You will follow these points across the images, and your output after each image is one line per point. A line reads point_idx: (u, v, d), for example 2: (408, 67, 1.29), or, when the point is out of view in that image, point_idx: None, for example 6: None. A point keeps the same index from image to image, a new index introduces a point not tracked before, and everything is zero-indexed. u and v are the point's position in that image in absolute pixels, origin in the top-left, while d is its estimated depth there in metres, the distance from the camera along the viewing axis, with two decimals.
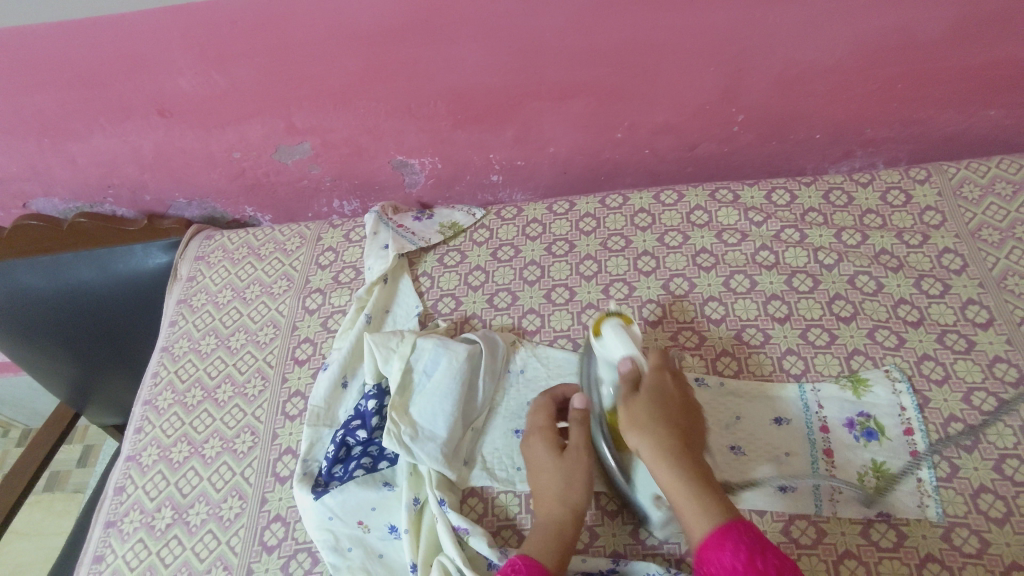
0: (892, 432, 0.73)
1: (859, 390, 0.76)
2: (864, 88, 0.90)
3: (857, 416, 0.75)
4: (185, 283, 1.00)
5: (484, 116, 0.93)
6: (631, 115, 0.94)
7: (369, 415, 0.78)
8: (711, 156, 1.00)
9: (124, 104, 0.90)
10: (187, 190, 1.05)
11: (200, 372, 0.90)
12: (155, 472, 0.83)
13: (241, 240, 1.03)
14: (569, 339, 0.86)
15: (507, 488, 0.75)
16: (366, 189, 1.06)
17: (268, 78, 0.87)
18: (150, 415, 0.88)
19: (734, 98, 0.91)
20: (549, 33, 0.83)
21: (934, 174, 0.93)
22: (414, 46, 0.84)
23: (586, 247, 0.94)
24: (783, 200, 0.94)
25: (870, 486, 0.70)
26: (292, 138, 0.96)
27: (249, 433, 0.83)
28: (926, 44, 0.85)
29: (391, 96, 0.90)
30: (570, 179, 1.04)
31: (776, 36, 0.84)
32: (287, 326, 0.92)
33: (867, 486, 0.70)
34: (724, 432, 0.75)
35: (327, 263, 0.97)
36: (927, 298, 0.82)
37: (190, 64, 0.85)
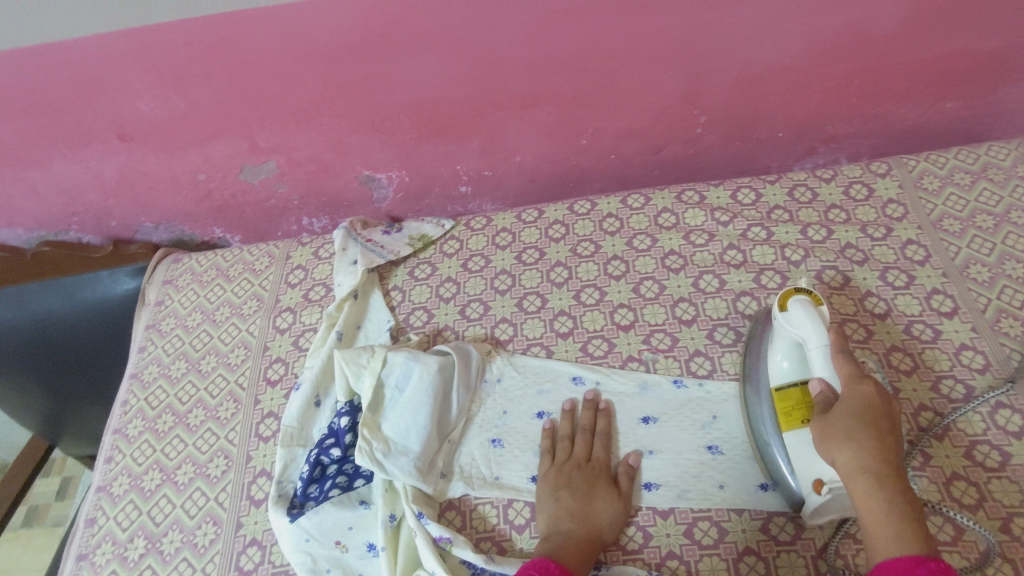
0: None
1: None
2: (822, 86, 0.92)
3: None
4: (153, 309, 0.99)
5: (449, 128, 0.93)
6: (595, 121, 0.94)
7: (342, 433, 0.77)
8: (676, 159, 1.01)
9: (84, 129, 0.89)
10: (153, 214, 1.04)
11: (170, 397, 0.89)
12: (127, 501, 0.81)
13: (210, 262, 1.02)
14: (542, 347, 0.86)
15: (485, 499, 0.74)
16: (335, 206, 1.05)
17: (229, 98, 0.87)
18: (120, 444, 0.87)
19: (695, 100, 0.92)
20: (507, 44, 0.83)
21: (894, 167, 0.95)
22: (373, 61, 0.84)
23: (556, 254, 0.94)
24: (748, 199, 0.95)
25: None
26: (257, 157, 0.95)
27: (222, 456, 0.82)
28: (879, 39, 0.87)
29: (354, 111, 0.90)
30: (539, 187, 1.04)
31: (731, 38, 0.85)
32: (258, 347, 0.91)
33: None
34: (703, 432, 0.75)
35: (296, 281, 0.96)
36: (893, 290, 0.83)
37: (149, 87, 0.84)
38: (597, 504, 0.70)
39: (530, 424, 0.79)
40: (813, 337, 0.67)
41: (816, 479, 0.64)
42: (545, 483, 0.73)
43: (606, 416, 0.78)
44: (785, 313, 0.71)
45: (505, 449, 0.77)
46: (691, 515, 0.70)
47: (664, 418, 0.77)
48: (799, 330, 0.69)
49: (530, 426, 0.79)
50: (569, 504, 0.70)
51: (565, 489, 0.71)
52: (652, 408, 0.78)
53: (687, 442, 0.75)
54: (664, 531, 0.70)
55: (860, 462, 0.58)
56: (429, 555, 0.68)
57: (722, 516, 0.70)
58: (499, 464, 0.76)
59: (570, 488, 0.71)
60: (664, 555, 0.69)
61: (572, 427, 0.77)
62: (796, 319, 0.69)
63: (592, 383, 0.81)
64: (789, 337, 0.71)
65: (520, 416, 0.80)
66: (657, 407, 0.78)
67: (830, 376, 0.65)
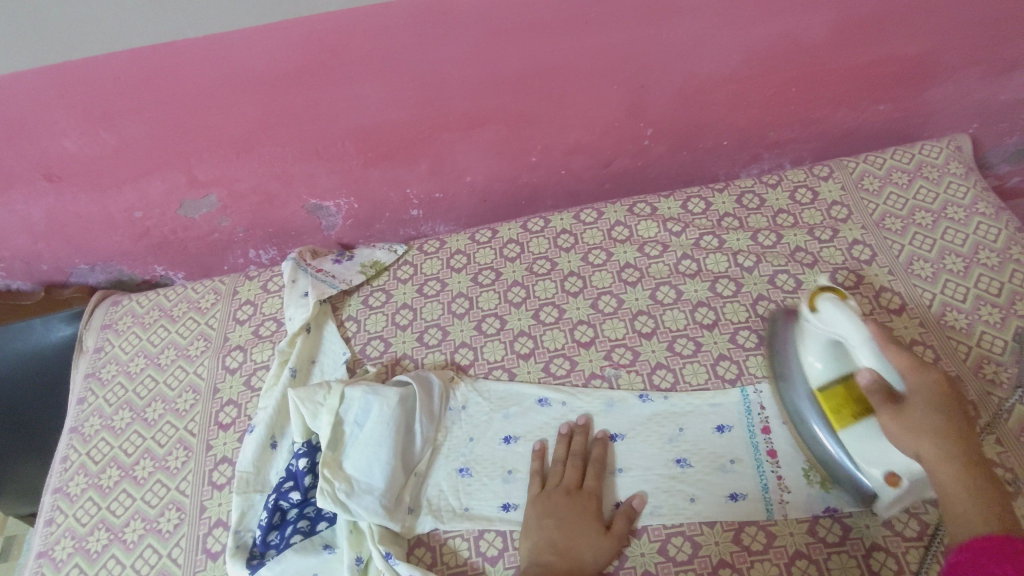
0: None
1: None
2: (763, 94, 0.93)
3: None
4: (92, 355, 0.94)
5: (396, 152, 0.92)
6: (543, 138, 0.94)
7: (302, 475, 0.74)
8: (626, 172, 1.02)
9: (5, 171, 0.84)
10: (88, 255, 0.99)
11: (115, 450, 0.84)
12: (71, 566, 0.76)
13: (151, 302, 0.97)
14: (504, 370, 0.84)
15: (455, 532, 0.72)
16: (282, 236, 1.02)
17: (162, 132, 0.83)
18: (62, 504, 0.81)
19: (641, 113, 0.93)
20: (450, 66, 0.82)
21: (836, 170, 0.97)
22: (313, 88, 0.81)
23: (512, 273, 0.93)
24: (699, 208, 0.96)
25: (816, 481, 0.71)
26: (196, 191, 0.92)
27: (174, 509, 0.78)
28: (814, 47, 0.89)
29: (296, 139, 0.87)
30: (491, 206, 1.03)
31: (672, 51, 0.86)
32: (207, 389, 0.87)
33: (814, 482, 0.71)
34: (672, 445, 0.75)
35: (245, 318, 0.92)
36: (843, 290, 0.85)
37: (74, 124, 0.80)
38: (580, 530, 0.68)
39: (496, 450, 0.77)
40: (850, 334, 0.62)
41: (888, 469, 0.63)
42: (529, 509, 0.71)
43: (603, 446, 0.75)
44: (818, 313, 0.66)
45: (473, 478, 0.75)
46: (664, 532, 0.70)
47: (631, 435, 0.76)
48: (835, 331, 0.64)
49: (497, 452, 0.77)
50: (548, 532, 0.68)
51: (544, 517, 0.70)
52: (618, 425, 0.77)
53: (656, 457, 0.74)
54: (638, 550, 0.69)
55: (941, 459, 0.55)
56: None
57: (695, 530, 0.69)
58: (467, 494, 0.74)
59: (548, 515, 0.69)
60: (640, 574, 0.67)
61: (564, 451, 0.75)
62: (829, 318, 0.64)
63: (557, 404, 0.80)
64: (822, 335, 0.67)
65: (486, 443, 0.78)
66: (624, 423, 0.77)
67: (880, 366, 0.60)
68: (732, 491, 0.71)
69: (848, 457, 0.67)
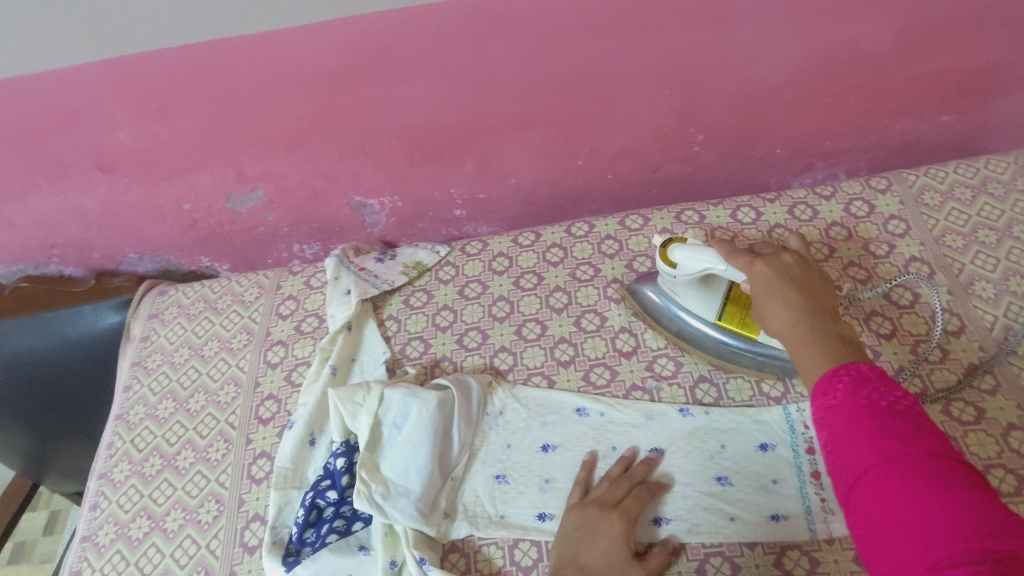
0: None
1: None
2: (820, 102, 0.90)
3: None
4: (139, 344, 0.95)
5: (442, 152, 0.91)
6: (591, 142, 0.92)
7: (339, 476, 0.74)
8: (674, 178, 0.99)
9: (62, 161, 0.86)
10: (137, 245, 1.00)
11: (158, 439, 0.86)
12: (113, 552, 0.78)
13: (197, 294, 0.98)
14: (544, 376, 0.83)
15: (489, 540, 0.71)
16: (325, 232, 1.02)
17: (213, 127, 0.84)
18: (106, 489, 0.83)
19: (692, 119, 0.90)
20: (501, 67, 0.81)
21: (894, 182, 0.93)
22: (362, 87, 0.81)
23: (554, 278, 0.91)
24: (749, 218, 0.93)
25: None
26: (244, 185, 0.92)
27: (213, 501, 0.79)
28: (878, 55, 0.85)
29: (343, 137, 0.87)
30: (535, 209, 1.02)
31: (728, 56, 0.83)
32: (248, 383, 0.87)
33: None
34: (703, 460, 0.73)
35: (288, 313, 0.93)
36: (898, 309, 0.81)
37: (129, 117, 0.81)
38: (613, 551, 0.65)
39: (533, 458, 0.76)
40: (712, 264, 0.73)
41: None
42: (569, 519, 0.69)
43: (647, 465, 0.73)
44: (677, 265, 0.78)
45: (510, 485, 0.74)
46: (702, 551, 0.68)
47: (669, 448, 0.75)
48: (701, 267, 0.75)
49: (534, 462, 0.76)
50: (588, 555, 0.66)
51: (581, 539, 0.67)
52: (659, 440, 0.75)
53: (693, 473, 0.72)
54: (676, 569, 0.67)
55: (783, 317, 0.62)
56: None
57: (735, 551, 0.68)
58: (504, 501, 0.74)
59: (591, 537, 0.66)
60: None
61: (620, 469, 0.72)
62: (688, 263, 0.76)
63: (597, 414, 0.78)
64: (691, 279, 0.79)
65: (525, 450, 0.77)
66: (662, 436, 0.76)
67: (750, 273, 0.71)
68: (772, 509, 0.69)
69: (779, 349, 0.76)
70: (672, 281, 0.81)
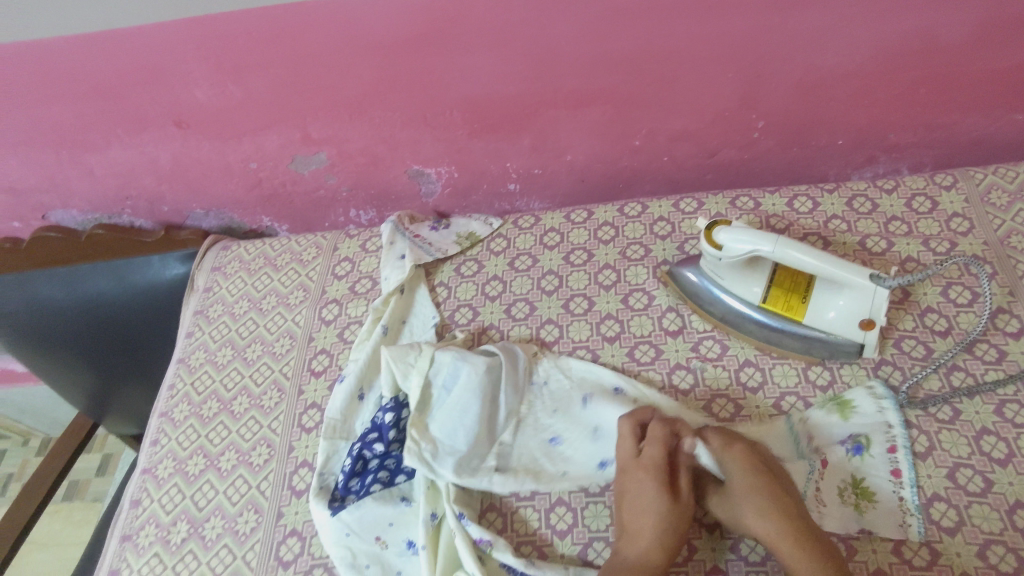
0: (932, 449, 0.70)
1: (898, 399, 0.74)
2: (888, 93, 0.89)
3: None
4: (202, 294, 1.00)
5: (501, 124, 0.92)
6: (649, 122, 0.92)
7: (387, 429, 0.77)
8: (731, 163, 0.99)
9: (142, 115, 0.90)
10: (204, 200, 1.05)
11: (216, 384, 0.90)
12: (171, 485, 0.82)
13: (258, 250, 1.02)
14: (588, 350, 0.84)
15: (526, 502, 0.73)
16: (382, 198, 1.05)
17: (284, 89, 0.87)
18: (166, 427, 0.88)
19: (753, 104, 0.90)
20: (566, 41, 0.82)
21: (960, 180, 0.91)
22: (429, 56, 0.83)
23: (604, 256, 0.92)
24: (805, 207, 0.92)
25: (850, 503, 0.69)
26: (308, 148, 0.96)
27: (265, 445, 0.83)
28: (953, 47, 0.83)
29: (407, 105, 0.90)
30: (588, 187, 1.03)
31: (796, 41, 0.82)
32: (303, 337, 0.91)
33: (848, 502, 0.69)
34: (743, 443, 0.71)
35: (343, 274, 0.96)
36: (954, 307, 0.80)
37: (207, 75, 0.85)
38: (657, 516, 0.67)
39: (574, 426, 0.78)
40: (762, 246, 0.75)
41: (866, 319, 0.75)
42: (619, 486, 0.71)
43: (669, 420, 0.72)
44: (722, 248, 0.79)
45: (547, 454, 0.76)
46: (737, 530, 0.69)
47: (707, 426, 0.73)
48: (748, 250, 0.76)
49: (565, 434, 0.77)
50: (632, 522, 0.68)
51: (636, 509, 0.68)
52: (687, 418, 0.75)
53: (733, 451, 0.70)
54: (709, 545, 0.69)
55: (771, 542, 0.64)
56: (470, 558, 0.68)
57: None
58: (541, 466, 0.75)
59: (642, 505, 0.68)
60: (708, 569, 0.67)
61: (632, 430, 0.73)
62: (734, 246, 0.77)
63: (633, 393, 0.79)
64: (733, 263, 0.80)
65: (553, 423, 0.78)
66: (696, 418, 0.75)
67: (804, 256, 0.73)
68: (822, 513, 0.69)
69: (818, 332, 0.77)
70: (712, 262, 0.81)
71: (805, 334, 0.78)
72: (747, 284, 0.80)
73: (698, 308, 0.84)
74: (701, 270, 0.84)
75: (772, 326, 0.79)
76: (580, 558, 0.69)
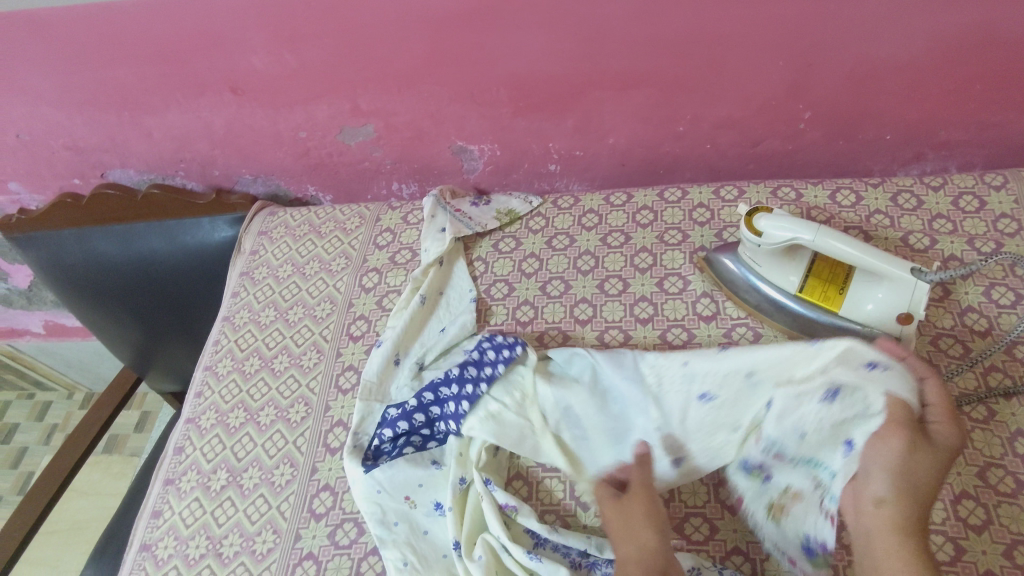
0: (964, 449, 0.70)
1: None
2: (941, 89, 0.87)
3: None
4: (248, 257, 1.04)
5: (547, 104, 0.94)
6: (694, 108, 0.92)
7: (459, 399, 0.76)
8: (774, 154, 0.98)
9: (200, 80, 0.94)
10: (253, 167, 1.08)
11: (259, 342, 0.93)
12: (213, 435, 0.86)
13: (303, 218, 1.05)
14: (620, 330, 0.85)
15: (552, 473, 0.75)
16: (425, 173, 1.07)
17: (337, 60, 0.90)
18: (210, 380, 0.92)
19: (801, 94, 0.89)
20: (616, 22, 0.83)
21: (1011, 180, 0.89)
22: (480, 32, 0.85)
23: (641, 240, 0.93)
24: (848, 201, 0.92)
25: None
26: (357, 119, 0.98)
27: (302, 403, 0.86)
28: (1012, 43, 0.81)
29: (455, 80, 0.91)
30: (629, 171, 1.04)
31: (849, 31, 0.82)
32: (343, 303, 0.94)
33: None
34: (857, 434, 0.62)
35: (384, 244, 0.99)
36: (997, 308, 0.79)
37: (265, 43, 0.88)
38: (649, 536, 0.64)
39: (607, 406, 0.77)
40: (802, 234, 0.75)
41: (904, 313, 0.74)
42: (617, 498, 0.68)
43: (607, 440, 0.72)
44: (762, 235, 0.79)
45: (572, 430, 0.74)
46: None
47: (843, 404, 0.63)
48: (786, 239, 0.77)
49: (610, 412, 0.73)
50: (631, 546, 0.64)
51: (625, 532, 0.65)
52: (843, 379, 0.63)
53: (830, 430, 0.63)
54: (731, 526, 0.69)
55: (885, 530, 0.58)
56: (496, 521, 0.69)
57: None
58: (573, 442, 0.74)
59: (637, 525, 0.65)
60: (729, 549, 0.68)
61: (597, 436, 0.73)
62: (774, 233, 0.78)
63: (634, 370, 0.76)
64: (772, 251, 0.80)
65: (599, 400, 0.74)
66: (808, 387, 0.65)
67: (844, 246, 0.74)
68: (807, 527, 0.64)
69: (853, 324, 0.77)
70: (751, 249, 0.82)
71: (838, 326, 0.77)
72: (784, 273, 0.81)
73: (733, 295, 0.85)
74: (740, 257, 0.84)
75: (806, 315, 0.79)
76: (601, 530, 0.71)
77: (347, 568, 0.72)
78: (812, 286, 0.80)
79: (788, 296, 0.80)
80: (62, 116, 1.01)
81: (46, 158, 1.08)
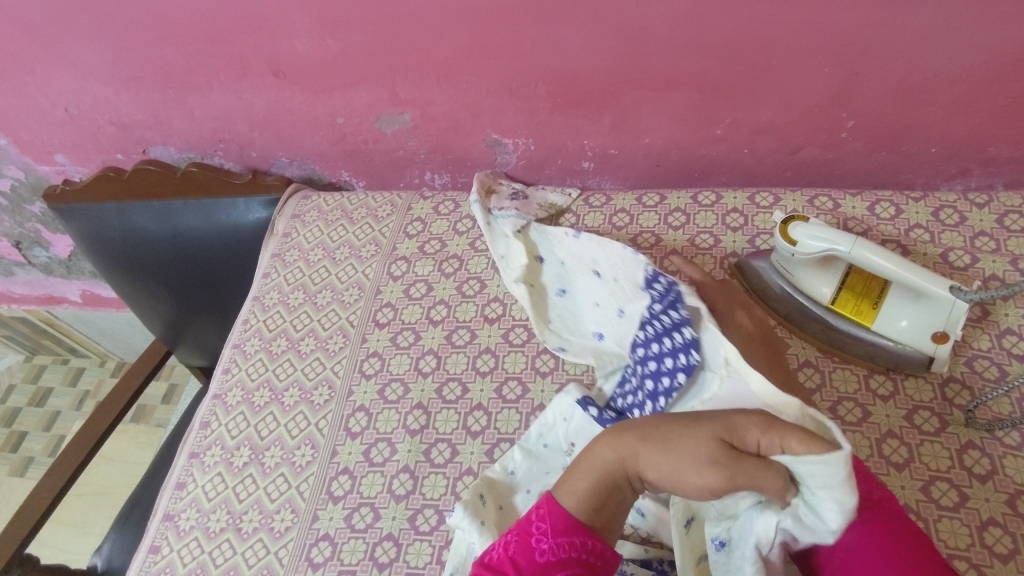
0: (998, 476, 0.68)
1: (968, 419, 0.72)
2: (993, 103, 0.84)
3: (961, 449, 0.70)
4: (280, 239, 1.05)
5: (584, 101, 0.93)
6: (734, 112, 0.91)
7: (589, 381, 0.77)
8: (813, 162, 0.96)
9: (244, 62, 0.95)
10: (290, 150, 1.10)
11: (287, 323, 0.95)
12: (238, 412, 0.88)
13: (336, 203, 1.06)
14: None
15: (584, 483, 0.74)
16: (458, 164, 1.07)
17: (378, 47, 0.90)
18: (238, 357, 0.94)
19: (846, 102, 0.87)
20: (660, 21, 0.82)
21: None
22: (521, 25, 0.84)
23: (672, 242, 0.92)
24: (887, 213, 0.90)
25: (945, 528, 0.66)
26: (394, 108, 0.99)
27: (326, 386, 0.87)
28: None
29: (494, 73, 0.91)
30: (663, 172, 1.03)
31: (901, 39, 0.79)
32: (371, 289, 0.95)
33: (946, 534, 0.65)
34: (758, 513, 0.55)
35: (414, 233, 0.99)
36: None
37: (308, 27, 0.89)
38: (689, 475, 0.51)
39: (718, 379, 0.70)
40: (839, 245, 0.74)
41: (939, 332, 0.72)
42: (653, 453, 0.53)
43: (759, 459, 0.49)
44: (798, 244, 0.78)
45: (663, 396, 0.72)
46: None
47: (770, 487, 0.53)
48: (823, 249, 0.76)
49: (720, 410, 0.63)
50: (610, 443, 0.56)
51: (649, 439, 0.54)
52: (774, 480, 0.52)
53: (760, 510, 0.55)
54: None
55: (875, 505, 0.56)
56: None
57: None
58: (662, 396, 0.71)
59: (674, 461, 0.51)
60: None
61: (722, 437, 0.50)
62: (809, 243, 0.77)
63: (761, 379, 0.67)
64: (806, 262, 0.79)
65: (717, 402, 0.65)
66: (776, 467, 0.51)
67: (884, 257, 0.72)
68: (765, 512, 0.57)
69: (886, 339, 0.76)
70: (784, 257, 0.81)
71: (871, 341, 0.77)
72: (818, 284, 0.80)
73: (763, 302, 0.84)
74: (775, 263, 0.82)
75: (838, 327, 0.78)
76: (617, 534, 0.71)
77: (361, 552, 0.73)
78: (845, 299, 0.79)
79: (820, 309, 0.79)
80: (109, 91, 1.03)
81: (91, 132, 1.11)
